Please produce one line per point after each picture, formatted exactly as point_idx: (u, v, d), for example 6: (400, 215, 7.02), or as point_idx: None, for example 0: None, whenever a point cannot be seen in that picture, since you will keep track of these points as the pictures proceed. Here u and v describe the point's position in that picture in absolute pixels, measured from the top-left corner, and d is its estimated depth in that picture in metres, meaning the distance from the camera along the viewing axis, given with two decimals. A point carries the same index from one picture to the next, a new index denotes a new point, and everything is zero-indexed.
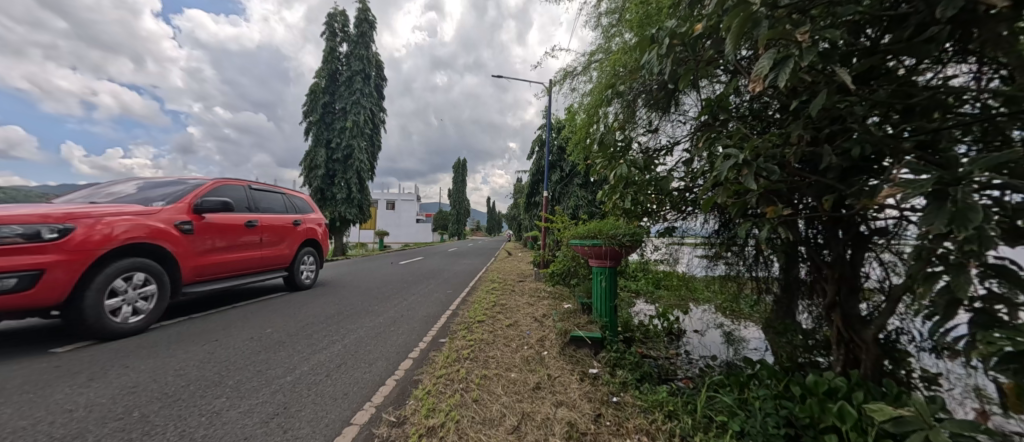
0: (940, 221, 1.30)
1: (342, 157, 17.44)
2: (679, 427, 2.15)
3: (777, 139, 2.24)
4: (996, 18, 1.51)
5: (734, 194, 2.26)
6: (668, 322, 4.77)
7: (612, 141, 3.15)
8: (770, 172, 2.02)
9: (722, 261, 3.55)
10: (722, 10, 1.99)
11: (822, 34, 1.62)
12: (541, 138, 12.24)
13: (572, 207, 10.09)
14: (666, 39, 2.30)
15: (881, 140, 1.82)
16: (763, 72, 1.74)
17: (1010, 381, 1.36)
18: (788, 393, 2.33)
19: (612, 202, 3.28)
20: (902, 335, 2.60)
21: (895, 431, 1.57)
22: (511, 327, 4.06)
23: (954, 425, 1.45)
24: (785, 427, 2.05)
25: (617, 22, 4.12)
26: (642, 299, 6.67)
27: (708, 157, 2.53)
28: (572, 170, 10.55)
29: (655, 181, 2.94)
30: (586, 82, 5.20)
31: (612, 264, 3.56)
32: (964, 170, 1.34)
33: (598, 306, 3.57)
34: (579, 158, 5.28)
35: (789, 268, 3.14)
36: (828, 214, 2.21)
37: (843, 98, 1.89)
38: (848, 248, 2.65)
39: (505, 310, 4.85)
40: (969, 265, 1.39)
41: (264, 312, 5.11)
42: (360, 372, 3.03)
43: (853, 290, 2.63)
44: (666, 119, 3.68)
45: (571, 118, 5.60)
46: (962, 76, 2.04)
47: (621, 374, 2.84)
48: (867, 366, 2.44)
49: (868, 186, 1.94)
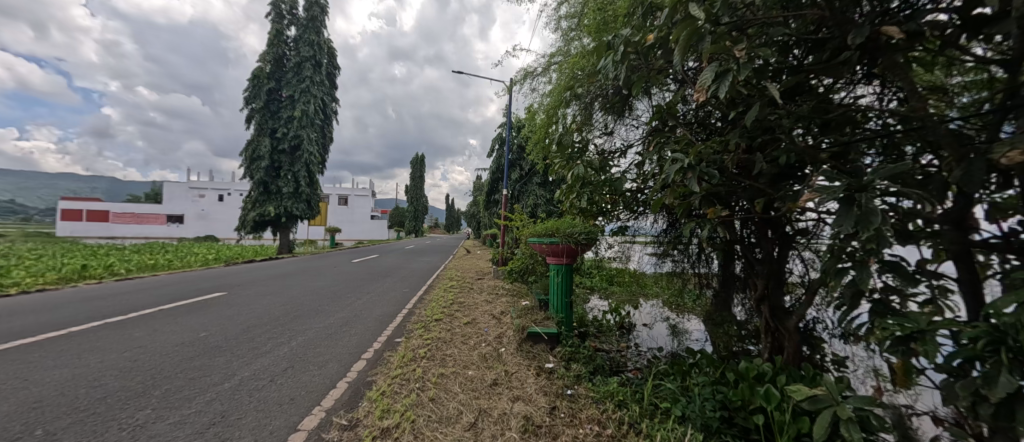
0: (848, 223, 1.49)
1: (290, 148, 16.32)
2: (628, 415, 2.27)
3: (717, 146, 2.44)
4: (893, 48, 1.76)
5: (679, 196, 2.45)
6: (619, 316, 5.01)
7: (571, 142, 3.23)
8: (711, 176, 2.19)
9: (669, 258, 3.82)
10: (673, 21, 2.12)
11: (755, 52, 1.79)
12: (502, 136, 12.28)
13: (531, 206, 10.30)
14: (621, 46, 2.42)
15: (803, 150, 2.05)
16: (705, 83, 1.88)
17: (899, 360, 1.60)
18: (723, 378, 2.55)
19: (570, 201, 3.42)
20: (818, 324, 2.92)
21: (810, 409, 1.79)
22: (469, 325, 4.05)
23: (856, 401, 1.68)
24: (721, 411, 2.24)
25: (576, 26, 4.25)
26: (596, 294, 6.96)
27: (657, 161, 2.70)
28: (531, 169, 10.75)
29: (610, 182, 3.08)
30: (545, 83, 5.30)
31: (569, 261, 3.62)
32: (867, 179, 1.55)
33: (555, 302, 3.64)
34: (538, 157, 5.39)
35: (727, 265, 3.44)
36: (759, 216, 2.45)
37: (773, 111, 2.10)
38: (776, 247, 2.94)
39: (463, 309, 4.81)
40: (870, 262, 1.61)
41: (199, 314, 4.68)
42: (308, 375, 2.88)
43: (779, 284, 2.93)
44: (621, 122, 3.87)
45: (531, 117, 5.67)
46: (869, 96, 2.33)
47: (575, 368, 2.93)
48: (789, 351, 2.74)
49: (792, 191, 2.18)
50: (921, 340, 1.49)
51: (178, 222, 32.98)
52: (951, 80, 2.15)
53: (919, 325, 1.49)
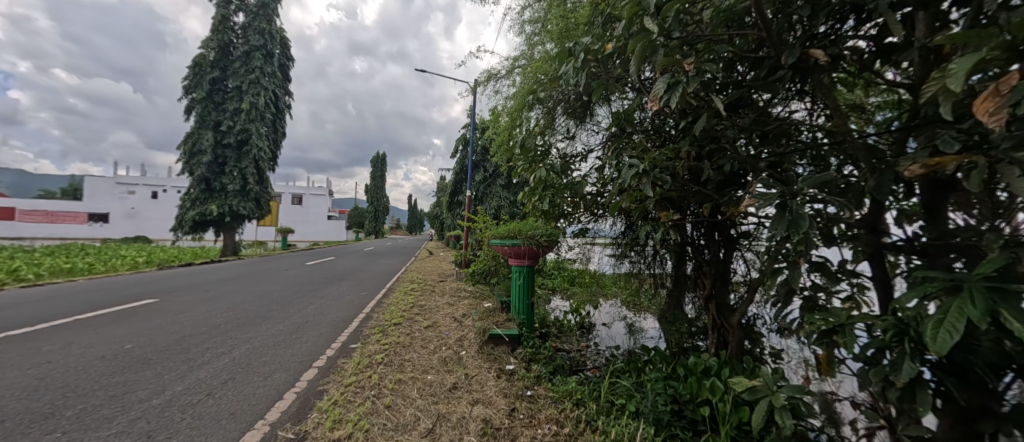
0: (781, 227, 1.64)
1: (236, 142, 15.20)
2: (585, 413, 2.33)
3: (669, 153, 2.58)
4: (819, 69, 1.94)
5: (635, 200, 2.55)
6: (580, 316, 5.13)
7: (534, 145, 3.28)
8: (664, 181, 2.31)
9: (627, 259, 3.97)
10: (630, 33, 2.22)
11: (703, 66, 1.91)
12: (466, 137, 12.20)
13: (494, 208, 10.31)
14: (582, 54, 2.49)
15: (744, 159, 2.22)
16: (659, 93, 1.99)
17: (824, 351, 1.78)
18: (674, 373, 2.69)
19: (532, 204, 3.47)
20: (758, 319, 3.14)
21: (749, 399, 1.94)
22: (429, 329, 3.97)
23: (788, 389, 1.84)
24: (671, 405, 2.36)
25: (539, 31, 4.32)
26: (557, 295, 7.09)
27: (615, 166, 2.80)
28: (495, 171, 10.78)
29: (570, 185, 3.17)
30: (508, 86, 5.33)
31: (530, 262, 3.66)
32: (797, 187, 1.71)
33: (516, 304, 3.66)
34: (501, 159, 5.41)
35: (678, 265, 3.65)
36: (707, 219, 2.62)
37: (719, 122, 2.25)
38: (722, 248, 3.17)
39: (423, 312, 4.71)
40: (799, 262, 1.77)
41: (125, 324, 4.22)
42: (252, 387, 2.68)
43: (725, 283, 3.14)
44: (582, 127, 3.98)
45: (494, 119, 5.69)
46: (801, 111, 2.56)
47: (535, 368, 2.96)
48: (733, 345, 2.95)
49: (735, 197, 2.35)
50: (842, 332, 1.66)
51: (102, 221, 29.60)
52: (867, 100, 2.41)
53: (840, 320, 1.66)
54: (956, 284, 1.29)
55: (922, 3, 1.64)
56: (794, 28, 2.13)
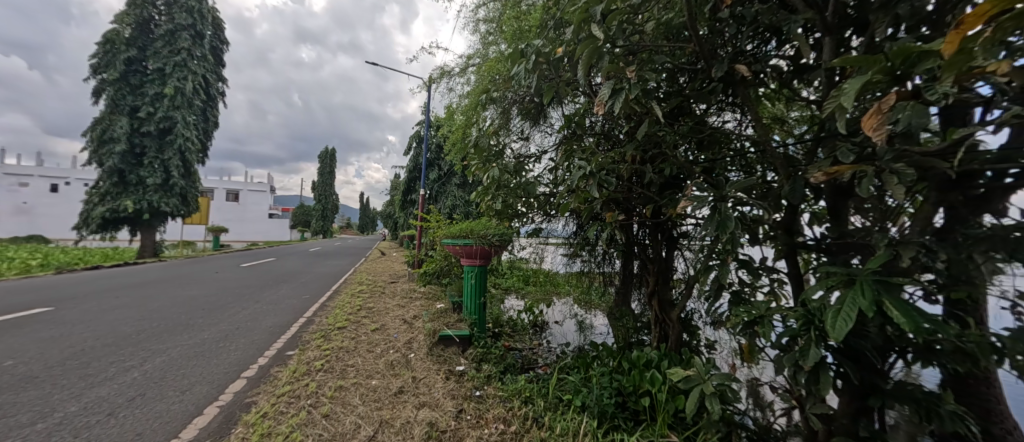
0: (711, 227, 1.77)
1: (158, 131, 13.63)
2: (532, 410, 2.35)
3: (616, 156, 2.69)
4: (745, 83, 2.12)
5: (584, 201, 2.64)
6: (533, 315, 5.20)
7: (488, 145, 3.27)
8: (610, 183, 2.41)
9: (578, 258, 4.09)
10: (578, 38, 2.29)
11: (643, 74, 2.02)
12: (420, 134, 11.92)
13: (448, 207, 10.16)
14: (533, 55, 2.52)
15: (682, 163, 2.37)
16: (604, 98, 2.07)
17: (748, 341, 1.94)
18: (619, 367, 2.80)
19: (485, 203, 3.46)
20: (695, 313, 3.37)
21: (684, 388, 2.07)
22: (377, 332, 3.81)
23: (717, 377, 1.99)
24: (616, 397, 2.46)
25: (494, 31, 4.32)
26: (512, 294, 7.13)
27: (566, 167, 2.87)
28: (450, 170, 10.63)
29: (523, 185, 3.20)
30: (463, 84, 5.28)
31: (482, 262, 3.65)
32: (725, 190, 1.86)
33: (468, 304, 3.62)
34: (456, 158, 5.34)
35: (626, 264, 3.83)
36: (650, 220, 2.77)
37: (660, 128, 2.39)
38: (664, 248, 3.36)
39: (372, 314, 4.52)
40: (727, 260, 1.93)
41: (7, 337, 3.62)
42: (167, 403, 2.41)
43: (666, 280, 3.34)
44: (536, 129, 4.04)
45: (449, 117, 5.60)
46: (732, 121, 2.78)
47: (486, 368, 2.94)
48: (673, 339, 3.14)
49: (674, 199, 2.50)
50: (762, 323, 1.83)
51: None
52: (787, 114, 2.67)
53: (759, 311, 1.83)
54: (851, 278, 1.47)
55: (827, 29, 1.85)
56: (724, 44, 2.31)
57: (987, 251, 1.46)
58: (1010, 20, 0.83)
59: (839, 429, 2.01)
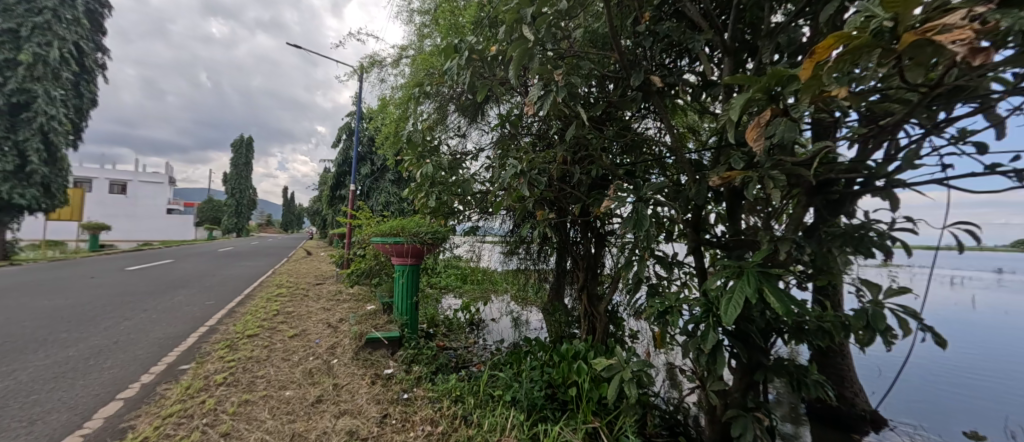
0: (630, 225, 1.91)
1: (9, 105, 11.11)
2: (461, 409, 2.34)
3: (547, 156, 2.78)
4: (660, 94, 2.32)
5: (516, 199, 2.68)
6: (470, 313, 5.18)
7: (422, 140, 3.18)
8: (540, 182, 2.48)
9: (515, 256, 4.17)
10: (511, 39, 2.32)
11: (570, 79, 2.11)
12: (351, 126, 11.21)
13: (382, 204, 9.70)
14: (466, 51, 2.50)
15: (607, 166, 2.52)
16: (533, 98, 2.12)
17: (660, 328, 2.14)
18: (549, 360, 2.90)
19: (418, 200, 3.36)
20: (620, 306, 3.61)
21: (606, 375, 2.21)
22: (297, 338, 3.51)
23: (636, 364, 2.16)
24: (545, 389, 2.54)
25: (429, 23, 4.21)
26: (450, 293, 7.03)
27: (500, 165, 2.90)
28: (384, 165, 10.15)
29: (458, 183, 3.17)
30: (396, 75, 5.07)
31: (414, 261, 3.44)
32: (642, 191, 2.02)
33: (398, 305, 3.45)
34: (389, 152, 5.11)
35: (559, 260, 3.98)
36: (579, 218, 2.91)
37: (587, 131, 2.52)
38: (594, 245, 3.55)
39: (291, 320, 4.14)
40: (644, 256, 2.09)
41: None
42: (8, 438, 1.97)
43: (594, 276, 3.53)
44: (473, 126, 4.03)
45: (382, 109, 5.34)
46: (653, 128, 3.01)
47: (416, 370, 2.86)
48: (600, 330, 3.34)
49: (600, 199, 2.66)
50: (671, 312, 2.02)
51: None
52: (697, 124, 2.97)
53: (669, 301, 2.01)
54: (739, 269, 1.69)
55: (726, 50, 2.10)
56: (644, 57, 2.50)
57: (839, 245, 1.76)
58: (847, 53, 1.01)
59: (732, 403, 2.30)
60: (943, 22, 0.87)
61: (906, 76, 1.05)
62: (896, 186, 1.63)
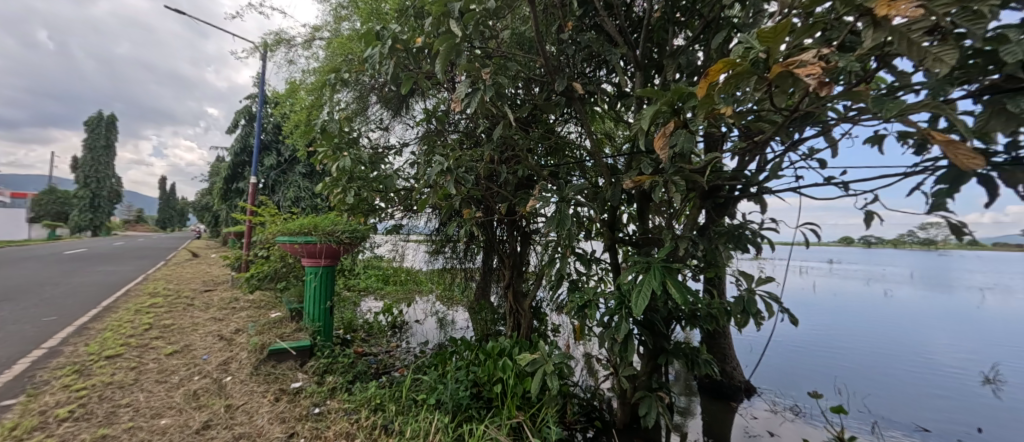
0: (554, 225, 2.00)
1: None
2: (381, 418, 2.21)
3: (474, 154, 2.76)
4: (581, 100, 2.46)
5: (442, 197, 2.63)
6: (392, 316, 4.93)
7: (339, 130, 2.93)
8: (467, 180, 2.45)
9: (441, 255, 4.08)
10: (437, 32, 2.26)
11: (497, 79, 2.12)
12: (251, 110, 9.88)
13: (290, 199, 8.73)
14: (389, 40, 2.35)
15: (532, 166, 2.60)
16: (460, 95, 2.09)
17: (580, 320, 2.27)
18: (474, 359, 2.89)
19: (334, 196, 3.09)
20: (544, 302, 3.76)
21: (529, 370, 2.28)
22: (178, 355, 2.98)
23: (557, 356, 2.26)
24: (471, 388, 2.53)
25: (347, 5, 3.90)
26: (370, 295, 6.62)
27: (425, 161, 2.80)
28: (293, 156, 9.15)
29: (379, 178, 2.99)
30: (308, 58, 4.59)
31: (328, 263, 3.14)
32: (565, 192, 2.11)
33: (309, 310, 3.13)
34: (299, 142, 4.62)
35: (486, 259, 4.01)
36: (505, 217, 2.95)
37: (514, 132, 2.55)
38: (520, 243, 3.63)
39: (170, 334, 3.50)
40: (566, 253, 2.21)
41: None
42: None
43: (520, 274, 3.61)
44: (397, 120, 3.84)
45: (291, 93, 4.80)
46: (574, 132, 3.18)
47: (330, 380, 2.62)
48: (524, 326, 3.43)
49: (526, 199, 2.73)
50: (589, 306, 2.15)
51: None
52: (613, 131, 3.21)
53: (587, 296, 2.14)
54: (647, 265, 1.87)
55: (638, 65, 2.31)
56: (568, 64, 2.62)
57: (723, 242, 2.05)
58: (732, 77, 1.16)
59: (640, 385, 2.53)
60: (801, 58, 1.05)
61: (775, 101, 1.25)
62: (765, 193, 1.95)
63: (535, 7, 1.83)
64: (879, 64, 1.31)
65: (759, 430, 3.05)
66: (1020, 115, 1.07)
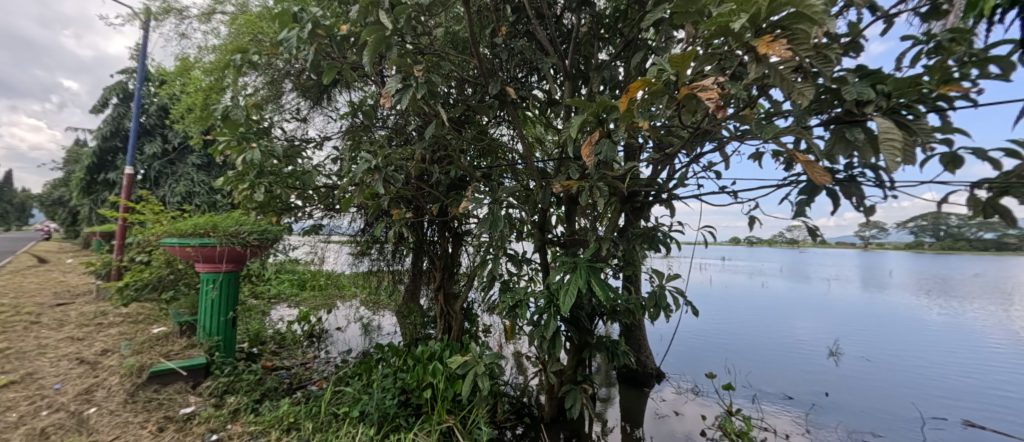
0: (487, 226, 2.02)
1: None
2: (296, 438, 2.01)
3: (404, 153, 2.66)
4: (513, 104, 2.51)
5: (369, 196, 2.49)
6: (309, 324, 4.52)
7: (246, 118, 2.59)
8: (396, 179, 2.35)
9: (366, 256, 3.87)
10: (365, 21, 2.13)
11: (430, 77, 2.07)
12: (127, 87, 8.28)
13: (178, 194, 7.48)
14: (308, 24, 2.15)
15: (465, 167, 2.58)
16: (390, 91, 1.99)
17: (511, 320, 2.32)
18: (403, 365, 2.78)
19: (239, 192, 2.73)
20: (475, 303, 3.73)
21: (460, 372, 2.27)
22: (16, 387, 2.37)
23: (489, 357, 2.28)
24: (399, 396, 2.42)
25: None
26: (282, 302, 5.98)
27: (350, 158, 2.62)
28: (184, 144, 7.88)
29: (295, 174, 2.72)
30: (206, 33, 4.00)
31: (230, 267, 2.77)
32: (497, 194, 2.14)
33: (204, 323, 2.73)
34: (193, 129, 4.00)
35: (415, 260, 3.88)
36: (436, 218, 2.89)
37: (447, 131, 2.51)
38: (451, 244, 3.58)
39: (3, 361, 2.77)
40: (498, 254, 2.24)
41: None
42: None
43: (451, 275, 3.55)
44: (316, 110, 3.53)
45: (182, 72, 4.13)
46: (507, 135, 3.24)
47: (231, 401, 2.31)
48: (455, 329, 3.39)
49: (458, 200, 2.70)
50: (520, 305, 2.21)
51: None
52: (543, 135, 3.33)
53: (519, 296, 2.20)
54: (574, 264, 1.97)
55: (566, 75, 2.43)
56: (501, 68, 2.66)
57: (640, 243, 2.26)
58: (648, 95, 1.29)
59: (566, 379, 2.66)
60: (702, 82, 1.20)
61: (682, 118, 1.41)
62: (674, 199, 2.19)
63: (468, 8, 1.83)
64: (760, 92, 1.56)
65: (667, 410, 3.41)
66: (853, 142, 1.36)
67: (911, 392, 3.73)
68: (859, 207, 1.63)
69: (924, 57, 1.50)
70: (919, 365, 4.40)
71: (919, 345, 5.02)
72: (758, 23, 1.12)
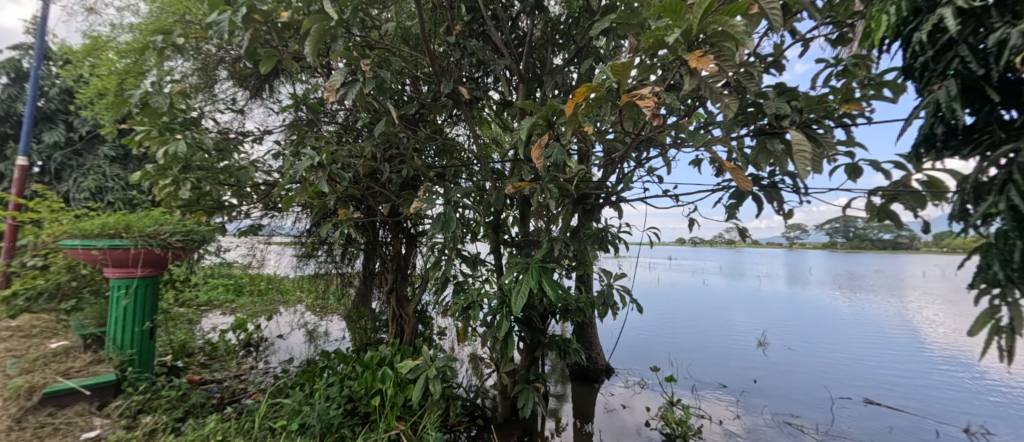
0: (439, 227, 1.98)
1: None
2: None
3: (353, 149, 2.54)
4: (467, 104, 2.50)
5: (313, 195, 2.35)
6: (246, 332, 4.19)
7: (169, 107, 2.34)
8: (342, 177, 2.23)
9: (313, 259, 3.70)
10: (308, 9, 2.01)
11: (379, 72, 1.99)
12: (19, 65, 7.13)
13: (86, 190, 6.58)
14: (243, 7, 1.99)
15: (418, 166, 2.52)
16: (335, 84, 1.89)
17: (463, 321, 2.29)
18: (350, 371, 2.65)
19: (159, 188, 2.46)
20: (429, 305, 3.59)
21: (410, 377, 2.21)
22: None
23: (441, 360, 2.23)
24: (344, 405, 2.30)
25: None
26: (215, 308, 5.48)
27: (292, 153, 2.46)
28: (94, 133, 6.94)
29: (228, 170, 2.50)
30: (121, 8, 3.56)
31: (146, 272, 2.47)
32: (450, 194, 2.10)
33: (115, 335, 2.43)
34: (105, 116, 3.54)
35: (366, 262, 3.72)
36: (387, 218, 2.79)
37: (399, 129, 2.44)
38: (404, 245, 3.48)
39: None
40: (451, 255, 2.21)
41: None
42: None
43: (403, 277, 3.42)
44: (255, 102, 3.28)
45: (91, 51, 3.64)
46: (462, 134, 3.21)
47: (148, 421, 2.07)
48: (408, 332, 3.30)
49: (410, 200, 2.63)
50: (472, 306, 2.19)
51: None
52: (499, 136, 3.34)
53: (472, 297, 2.17)
54: (526, 264, 1.99)
55: (520, 78, 2.46)
56: (456, 67, 2.64)
57: (591, 244, 2.33)
58: (593, 100, 1.33)
59: (519, 378, 2.68)
60: (641, 90, 1.26)
61: (624, 124, 1.47)
62: (621, 201, 2.30)
63: (420, 4, 1.78)
64: (696, 103, 1.68)
65: (616, 404, 3.55)
66: (773, 153, 1.50)
67: (823, 376, 4.18)
68: (779, 210, 1.81)
69: (832, 78, 1.69)
70: (832, 352, 4.94)
71: (833, 335, 5.63)
72: (691, 38, 1.19)
